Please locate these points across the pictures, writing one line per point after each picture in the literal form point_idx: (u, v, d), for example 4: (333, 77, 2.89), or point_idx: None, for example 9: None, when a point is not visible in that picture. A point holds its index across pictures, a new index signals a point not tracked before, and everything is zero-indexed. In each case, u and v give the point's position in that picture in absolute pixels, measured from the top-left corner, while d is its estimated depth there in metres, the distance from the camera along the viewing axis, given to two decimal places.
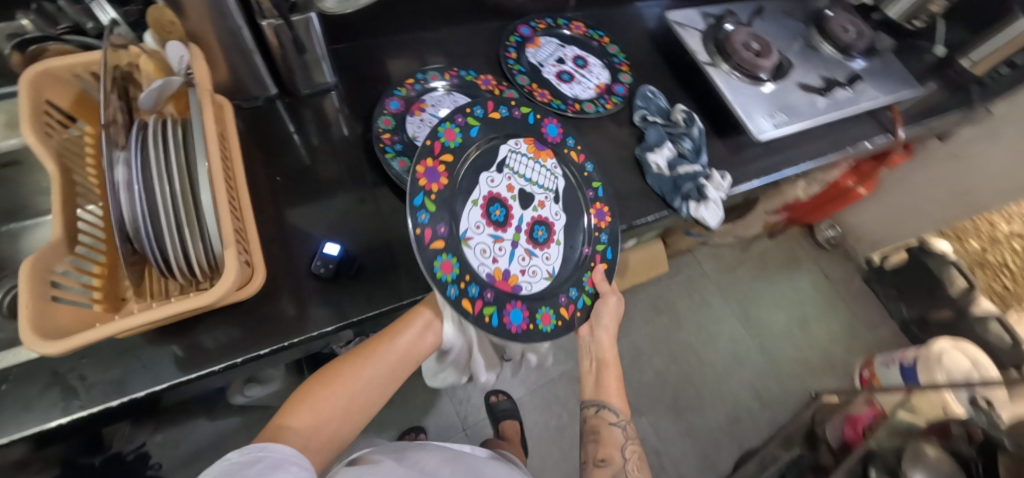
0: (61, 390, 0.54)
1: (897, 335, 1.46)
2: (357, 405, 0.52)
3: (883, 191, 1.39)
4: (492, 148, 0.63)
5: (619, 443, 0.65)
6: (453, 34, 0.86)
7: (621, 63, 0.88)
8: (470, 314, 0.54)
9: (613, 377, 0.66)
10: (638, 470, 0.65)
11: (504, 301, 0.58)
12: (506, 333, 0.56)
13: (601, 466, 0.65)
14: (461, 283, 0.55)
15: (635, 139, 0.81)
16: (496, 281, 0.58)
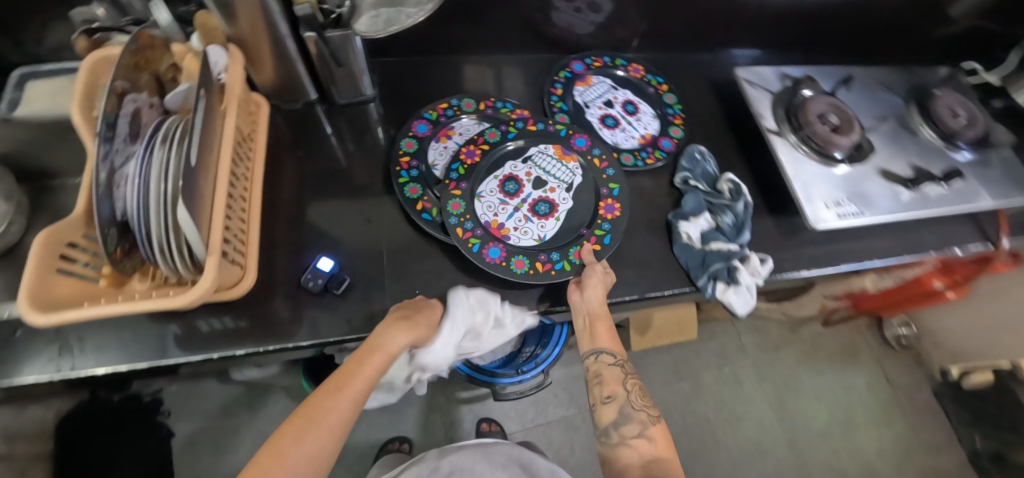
0: (59, 347, 0.57)
1: (963, 466, 1.25)
2: (319, 451, 0.42)
3: (976, 298, 1.20)
4: (524, 146, 0.72)
5: (619, 375, 0.58)
6: (505, 62, 0.85)
7: (675, 115, 0.81)
8: (455, 237, 0.62)
9: (605, 321, 0.60)
10: (642, 403, 0.57)
11: (486, 238, 0.63)
12: (478, 260, 0.62)
13: (607, 405, 0.57)
14: (458, 218, 0.63)
15: (671, 202, 0.75)
16: (487, 226, 0.65)
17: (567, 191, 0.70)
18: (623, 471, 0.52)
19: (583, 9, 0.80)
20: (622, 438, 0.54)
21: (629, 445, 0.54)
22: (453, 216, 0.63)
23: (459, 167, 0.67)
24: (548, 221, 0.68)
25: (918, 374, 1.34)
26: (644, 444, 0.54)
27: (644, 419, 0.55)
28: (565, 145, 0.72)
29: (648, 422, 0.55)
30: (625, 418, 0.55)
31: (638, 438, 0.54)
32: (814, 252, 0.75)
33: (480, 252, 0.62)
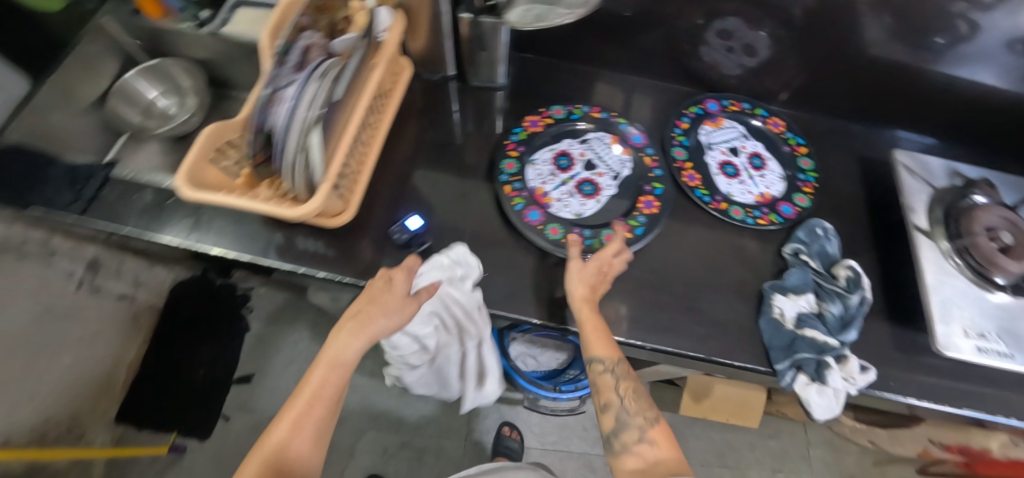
0: (192, 222, 0.67)
1: None
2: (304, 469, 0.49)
3: None
4: (584, 129, 0.71)
5: (613, 384, 0.55)
6: (640, 86, 0.83)
7: (806, 182, 0.74)
8: (504, 194, 0.65)
9: (594, 326, 0.56)
10: (637, 406, 0.54)
11: (530, 202, 0.65)
12: (518, 219, 0.63)
13: (606, 412, 0.55)
14: (510, 178, 0.66)
15: (773, 271, 0.68)
16: (532, 190, 0.66)
17: (614, 178, 0.68)
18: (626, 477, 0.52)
19: (737, 50, 0.76)
20: (624, 445, 0.53)
21: (632, 454, 0.52)
22: (505, 174, 0.66)
23: (521, 131, 0.70)
24: (591, 201, 0.66)
25: None
26: (647, 449, 0.52)
27: (643, 423, 0.53)
28: (621, 137, 0.71)
29: (646, 427, 0.53)
30: (622, 425, 0.54)
31: (640, 443, 0.52)
32: (930, 383, 0.63)
33: (521, 212, 0.64)
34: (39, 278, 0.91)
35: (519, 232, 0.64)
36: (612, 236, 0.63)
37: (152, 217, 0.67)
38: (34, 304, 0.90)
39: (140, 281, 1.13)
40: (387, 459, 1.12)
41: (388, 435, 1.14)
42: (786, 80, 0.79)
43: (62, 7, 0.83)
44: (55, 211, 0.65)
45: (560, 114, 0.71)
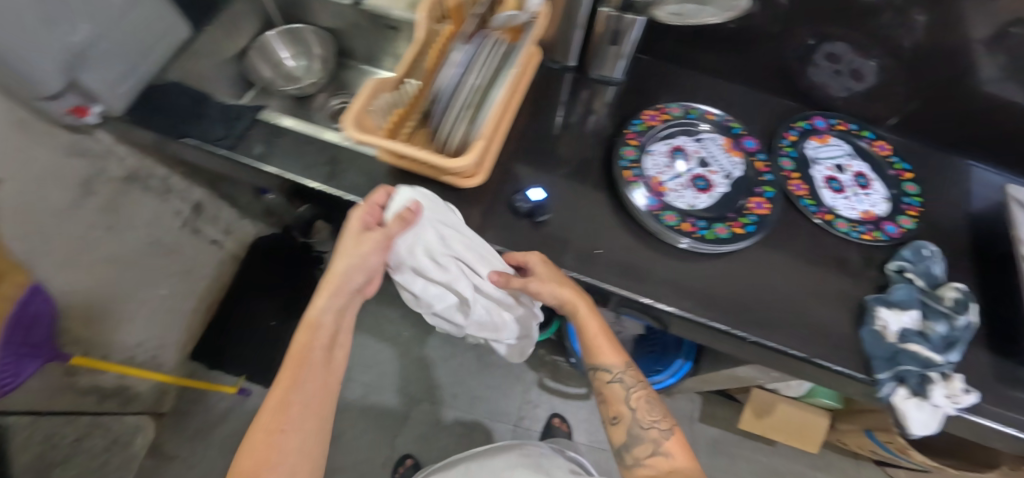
0: (324, 169, 0.71)
1: None
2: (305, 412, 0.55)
3: None
4: (700, 128, 0.74)
5: (623, 396, 0.63)
6: (750, 97, 0.85)
7: (910, 205, 0.75)
8: (622, 178, 0.68)
9: (596, 332, 0.62)
10: (649, 418, 0.62)
11: (647, 189, 0.68)
12: (635, 203, 0.67)
13: (615, 423, 0.63)
14: (628, 164, 0.69)
15: (874, 286, 0.69)
16: (649, 179, 0.69)
17: (726, 178, 0.71)
18: None
19: (845, 74, 0.79)
20: (636, 459, 0.61)
21: (644, 464, 0.60)
22: (625, 160, 0.70)
23: (640, 123, 0.73)
24: (704, 196, 0.69)
25: None
26: (660, 460, 0.59)
27: (657, 437, 0.60)
28: (735, 140, 0.73)
29: (660, 440, 0.60)
30: (634, 438, 0.61)
31: (653, 455, 0.60)
32: None
33: (639, 197, 0.67)
34: (153, 212, 0.98)
35: (635, 216, 0.67)
36: (724, 230, 0.66)
37: (289, 161, 0.71)
38: (146, 235, 0.97)
39: (229, 230, 1.20)
40: (438, 432, 1.14)
41: (440, 409, 1.16)
42: (898, 106, 0.80)
43: None
44: (209, 144, 0.71)
45: (678, 112, 0.75)
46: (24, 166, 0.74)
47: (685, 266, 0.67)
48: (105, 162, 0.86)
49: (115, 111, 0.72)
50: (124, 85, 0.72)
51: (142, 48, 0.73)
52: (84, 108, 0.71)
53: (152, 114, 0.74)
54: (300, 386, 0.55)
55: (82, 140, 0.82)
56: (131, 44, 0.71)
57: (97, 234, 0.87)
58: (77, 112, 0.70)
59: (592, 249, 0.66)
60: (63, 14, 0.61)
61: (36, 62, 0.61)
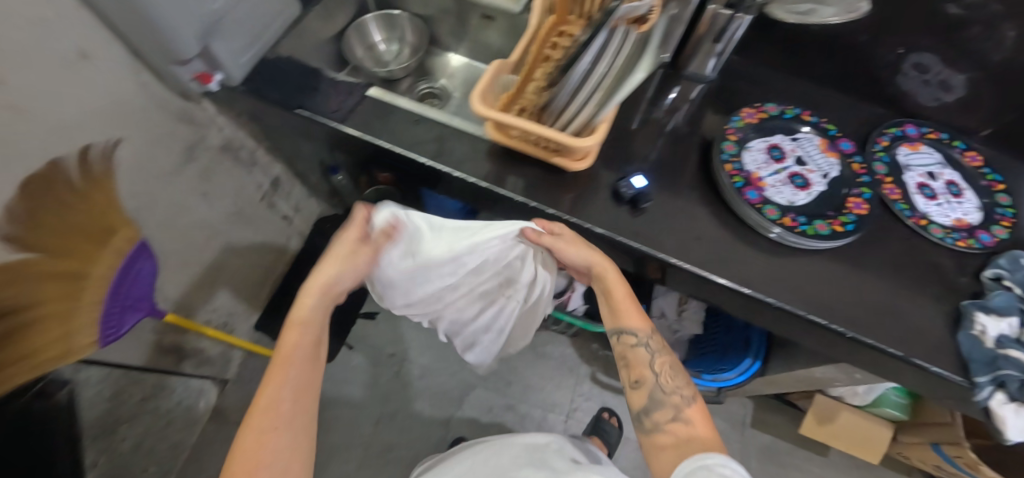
0: (432, 147, 0.74)
1: None
2: (301, 406, 0.57)
3: None
4: (797, 128, 0.75)
5: (647, 361, 0.67)
6: (838, 102, 0.86)
7: (1005, 216, 0.75)
8: (725, 171, 0.70)
9: (624, 295, 0.68)
10: (672, 384, 0.65)
11: (748, 183, 0.69)
12: (738, 197, 0.68)
13: (636, 388, 0.67)
14: (729, 159, 0.71)
15: (968, 293, 0.69)
16: (749, 174, 0.70)
17: (823, 177, 0.71)
18: (656, 446, 0.62)
19: (934, 84, 0.80)
20: (656, 423, 0.63)
21: (666, 429, 0.62)
22: (726, 154, 0.71)
23: (738, 120, 0.74)
24: (802, 192, 0.70)
25: None
26: (680, 425, 0.62)
27: (678, 403, 0.64)
28: (831, 142, 0.74)
29: (681, 406, 0.63)
30: (656, 403, 0.64)
31: (674, 421, 0.62)
32: None
33: (741, 190, 0.69)
34: (239, 183, 1.02)
35: (736, 209, 0.69)
36: (825, 227, 0.67)
37: (397, 137, 0.74)
38: (231, 204, 1.01)
39: (299, 207, 1.23)
40: (491, 417, 1.16)
41: (494, 395, 1.18)
42: (992, 119, 0.80)
43: None
44: (323, 116, 0.74)
45: (776, 111, 0.76)
46: (144, 128, 0.79)
47: (782, 260, 0.69)
48: (206, 131, 0.90)
49: (234, 81, 0.76)
50: (245, 56, 0.76)
51: (263, 23, 0.77)
52: (209, 75, 0.75)
53: (267, 85, 0.77)
54: (288, 382, 0.57)
55: (191, 108, 0.86)
56: (255, 18, 0.75)
57: (193, 198, 0.92)
58: (202, 79, 0.74)
59: (691, 240, 0.69)
60: None
61: (182, 28, 0.65)
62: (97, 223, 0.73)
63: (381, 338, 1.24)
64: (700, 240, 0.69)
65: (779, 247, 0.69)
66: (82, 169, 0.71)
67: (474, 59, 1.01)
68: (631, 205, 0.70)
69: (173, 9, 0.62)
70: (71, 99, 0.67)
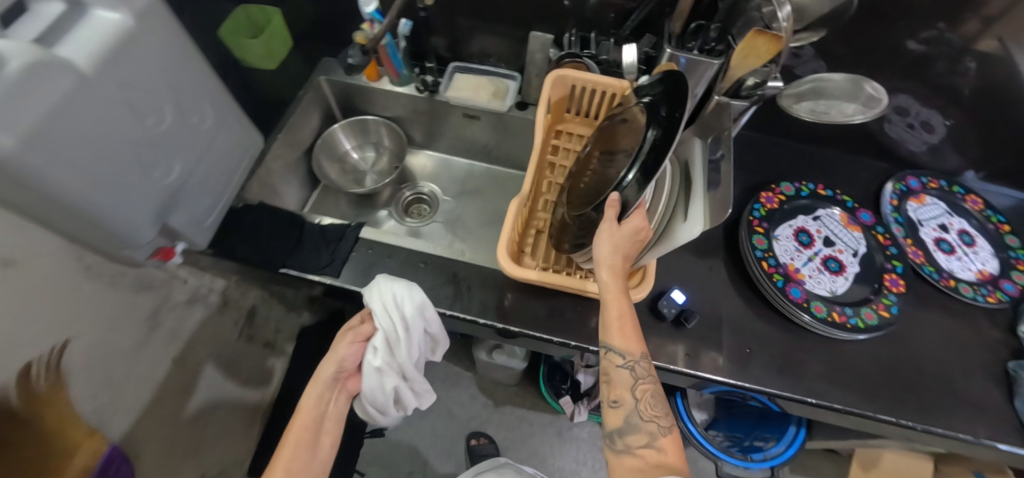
0: (450, 292, 0.67)
1: None
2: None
3: None
4: (815, 206, 0.73)
5: (630, 382, 0.51)
6: (839, 158, 0.84)
7: (1019, 260, 0.75)
8: (763, 270, 0.67)
9: (620, 312, 0.51)
10: (653, 413, 0.51)
11: (787, 279, 0.67)
12: (781, 296, 0.65)
13: (611, 408, 0.52)
14: (762, 255, 0.68)
15: (1009, 351, 0.69)
16: (785, 268, 0.68)
17: (854, 255, 0.70)
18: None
19: (916, 126, 0.79)
20: (627, 446, 0.50)
21: (634, 455, 0.49)
22: (759, 249, 0.68)
23: (760, 208, 0.72)
24: (839, 278, 0.68)
25: None
26: (651, 456, 0.48)
27: (654, 431, 0.50)
28: (852, 215, 0.73)
29: (658, 435, 0.49)
30: (630, 428, 0.50)
31: (646, 448, 0.49)
32: None
33: (783, 289, 0.66)
34: (214, 327, 0.89)
35: (781, 308, 0.66)
36: (871, 315, 0.65)
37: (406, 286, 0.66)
38: (209, 355, 0.88)
39: (280, 328, 1.10)
40: None
41: None
42: (984, 161, 0.80)
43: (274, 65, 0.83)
44: (314, 273, 0.64)
45: (791, 191, 0.74)
46: (95, 316, 0.66)
47: (836, 353, 0.65)
48: (167, 289, 0.77)
49: (200, 246, 0.65)
50: (210, 218, 0.65)
51: (226, 175, 0.66)
52: (169, 248, 0.62)
53: (243, 242, 0.67)
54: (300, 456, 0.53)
55: (147, 271, 0.73)
56: (218, 172, 0.64)
57: (163, 366, 0.78)
58: (163, 255, 0.62)
59: (742, 349, 0.64)
60: (157, 157, 0.55)
61: (133, 215, 0.54)
62: (48, 452, 0.59)
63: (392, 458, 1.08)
64: (751, 347, 0.65)
65: (829, 340, 0.66)
66: (25, 390, 0.57)
67: (453, 155, 0.93)
68: (672, 323, 0.65)
69: (117, 201, 0.51)
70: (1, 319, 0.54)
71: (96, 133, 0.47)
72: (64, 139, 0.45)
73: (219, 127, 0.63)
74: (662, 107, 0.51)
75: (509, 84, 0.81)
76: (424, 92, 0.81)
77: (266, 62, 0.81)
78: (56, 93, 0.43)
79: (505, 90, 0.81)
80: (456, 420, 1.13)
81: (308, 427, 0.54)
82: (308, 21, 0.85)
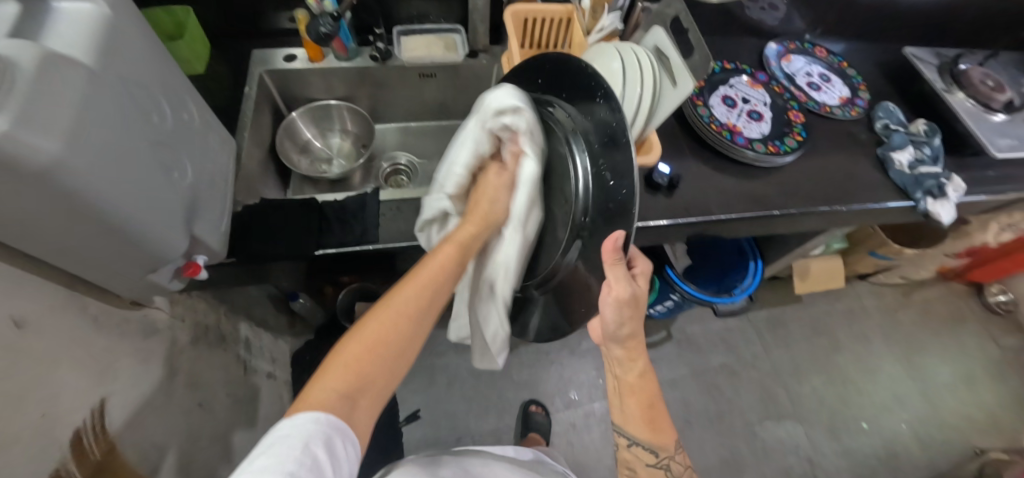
0: None
1: None
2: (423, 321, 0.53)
3: None
4: (729, 78, 0.91)
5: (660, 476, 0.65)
6: (727, 41, 1.03)
7: (859, 84, 1.02)
8: (714, 130, 0.82)
9: (645, 406, 0.65)
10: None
11: (731, 132, 0.83)
12: (733, 145, 0.81)
13: None
14: (708, 120, 0.84)
15: (874, 143, 0.94)
16: (726, 124, 0.84)
17: (766, 105, 0.88)
18: None
19: (767, 8, 1.02)
20: None
21: None
22: (705, 116, 0.84)
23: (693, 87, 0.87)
24: (763, 123, 0.86)
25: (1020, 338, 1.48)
26: None
27: None
28: (753, 77, 0.92)
29: None
30: None
31: None
32: (990, 191, 0.93)
33: (732, 139, 0.82)
34: (223, 366, 0.83)
35: (735, 155, 0.82)
36: (792, 141, 0.85)
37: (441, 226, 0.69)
38: (227, 395, 0.82)
39: (274, 358, 1.06)
40: (578, 431, 1.15)
41: (572, 412, 1.17)
42: (819, 19, 1.05)
43: (204, 68, 0.77)
44: (354, 244, 0.65)
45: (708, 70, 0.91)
46: (120, 371, 0.59)
47: (779, 178, 0.84)
48: (172, 332, 0.70)
49: (222, 255, 0.61)
50: (222, 223, 0.60)
51: (224, 178, 0.62)
52: (196, 263, 0.57)
53: (263, 238, 0.64)
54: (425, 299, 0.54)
55: (149, 314, 0.66)
56: (220, 171, 0.60)
57: (194, 416, 0.72)
58: (192, 270, 0.57)
59: (719, 194, 0.80)
60: (171, 157, 0.50)
61: (168, 226, 0.50)
62: None
63: (436, 433, 1.12)
64: (724, 192, 0.81)
65: (772, 170, 0.84)
66: (82, 462, 0.51)
67: (410, 120, 0.95)
68: (663, 191, 0.79)
69: (154, 212, 0.47)
70: (36, 391, 0.47)
71: (122, 141, 0.43)
72: (101, 151, 0.40)
73: (205, 125, 0.59)
74: (580, 112, 0.54)
75: (456, 37, 0.86)
76: (378, 60, 0.82)
77: (196, 64, 0.75)
78: (75, 94, 0.38)
79: (454, 43, 0.85)
80: (480, 377, 1.19)
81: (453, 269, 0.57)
82: (222, 15, 0.80)
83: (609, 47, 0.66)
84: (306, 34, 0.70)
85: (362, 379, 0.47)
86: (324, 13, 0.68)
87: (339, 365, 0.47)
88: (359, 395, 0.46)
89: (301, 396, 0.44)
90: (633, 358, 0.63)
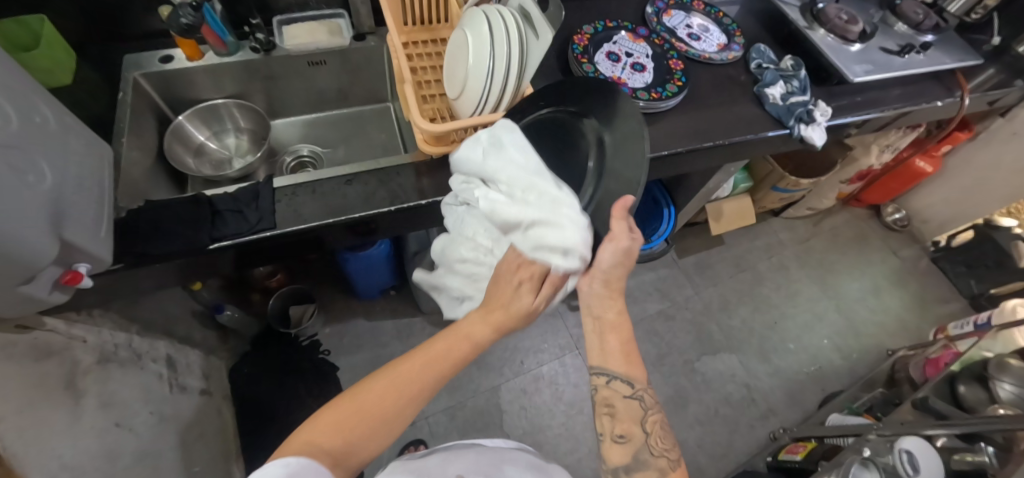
0: (388, 194, 0.72)
1: (966, 310, 1.53)
2: (406, 408, 0.51)
3: (948, 171, 1.50)
4: (613, 35, 0.96)
5: (638, 415, 0.58)
6: (611, 3, 1.08)
7: (735, 30, 1.09)
8: None
9: (624, 344, 0.59)
10: (662, 446, 0.57)
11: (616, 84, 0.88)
12: None
13: (619, 443, 0.58)
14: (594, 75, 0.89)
15: (751, 82, 1.01)
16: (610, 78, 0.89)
17: (647, 57, 0.94)
18: None
19: None
20: None
21: None
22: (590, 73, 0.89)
23: (578, 46, 0.92)
24: (646, 73, 0.91)
25: (915, 248, 1.64)
26: None
27: (665, 469, 0.56)
28: (634, 34, 0.98)
29: (668, 472, 0.56)
30: (640, 464, 0.56)
31: None
32: (855, 114, 1.02)
33: None
34: (141, 385, 0.79)
35: None
36: (673, 87, 0.90)
37: (342, 204, 0.70)
38: (151, 413, 0.79)
39: (207, 374, 1.03)
40: (529, 395, 1.19)
41: (521, 378, 1.21)
42: None
43: (71, 76, 0.73)
44: (253, 231, 0.65)
45: (591, 31, 0.96)
46: (10, 393, 0.56)
47: (666, 121, 0.90)
48: (71, 352, 0.67)
49: (108, 261, 0.59)
50: (103, 228, 0.59)
51: (98, 181, 0.60)
52: (75, 271, 0.56)
53: (152, 238, 0.62)
54: (412, 382, 0.51)
55: (40, 335, 0.62)
56: (89, 175, 0.58)
57: (111, 436, 0.69)
58: (72, 278, 0.56)
59: None
60: (24, 161, 0.48)
61: (34, 232, 0.48)
62: None
63: None
64: None
65: (659, 115, 0.90)
66: None
67: (310, 112, 0.95)
68: None
69: (15, 218, 0.45)
70: None
71: None
72: None
73: (66, 129, 0.56)
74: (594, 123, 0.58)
75: (340, 21, 0.86)
76: (261, 51, 0.82)
77: (61, 74, 0.71)
78: None
79: (339, 27, 0.85)
80: None
81: (444, 361, 0.53)
82: (81, 19, 0.76)
83: (479, 9, 0.68)
84: (170, 28, 0.73)
85: (351, 443, 0.47)
86: (184, 5, 0.71)
87: (332, 422, 0.47)
88: (343, 459, 0.46)
89: (287, 443, 0.45)
90: (611, 293, 0.58)
